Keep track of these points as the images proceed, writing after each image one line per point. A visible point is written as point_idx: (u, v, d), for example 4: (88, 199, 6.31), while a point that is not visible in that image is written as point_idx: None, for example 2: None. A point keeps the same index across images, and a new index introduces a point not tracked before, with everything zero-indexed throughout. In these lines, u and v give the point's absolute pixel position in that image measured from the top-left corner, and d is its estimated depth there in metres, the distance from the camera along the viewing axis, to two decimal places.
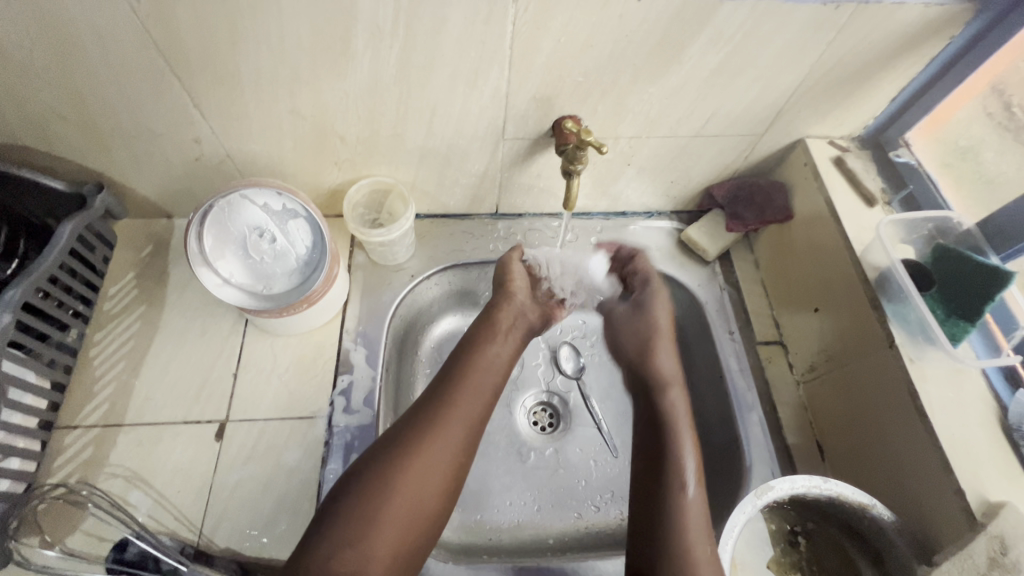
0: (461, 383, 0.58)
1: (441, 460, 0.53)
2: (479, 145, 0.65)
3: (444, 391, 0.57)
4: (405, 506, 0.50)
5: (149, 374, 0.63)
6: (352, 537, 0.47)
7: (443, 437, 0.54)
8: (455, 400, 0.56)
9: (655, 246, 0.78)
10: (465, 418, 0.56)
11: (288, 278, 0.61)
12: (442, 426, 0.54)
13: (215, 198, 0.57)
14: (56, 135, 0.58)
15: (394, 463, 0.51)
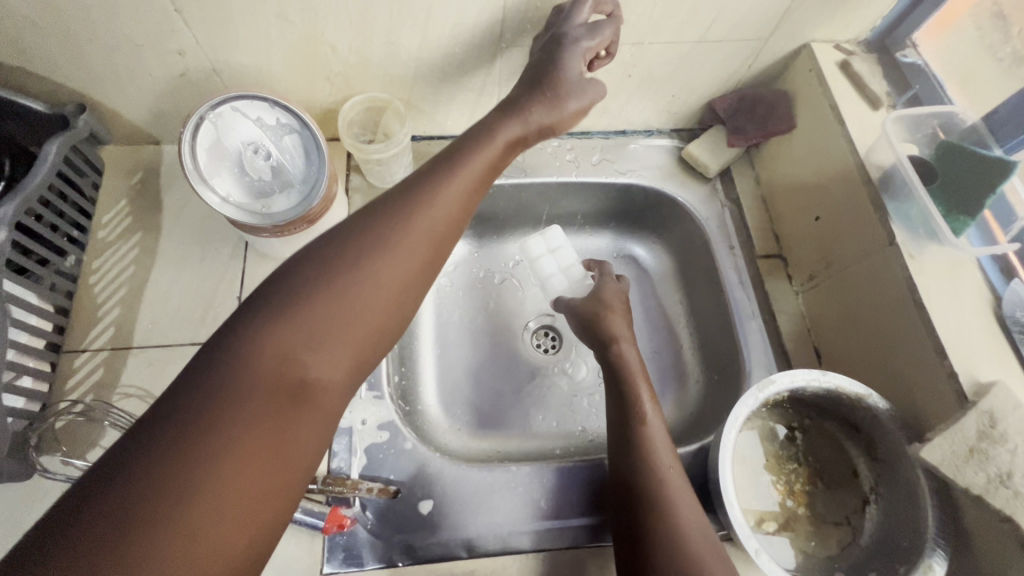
0: (423, 206, 0.46)
1: (384, 286, 0.43)
2: (477, 54, 0.62)
3: (396, 214, 0.45)
4: (338, 339, 0.41)
5: (152, 298, 0.63)
6: (271, 366, 0.38)
7: (389, 264, 0.43)
8: (415, 218, 0.45)
9: (655, 165, 0.77)
10: (418, 244, 0.45)
11: (287, 196, 0.60)
12: (390, 248, 0.43)
13: (205, 107, 0.55)
14: (31, 48, 0.55)
15: (329, 287, 0.41)
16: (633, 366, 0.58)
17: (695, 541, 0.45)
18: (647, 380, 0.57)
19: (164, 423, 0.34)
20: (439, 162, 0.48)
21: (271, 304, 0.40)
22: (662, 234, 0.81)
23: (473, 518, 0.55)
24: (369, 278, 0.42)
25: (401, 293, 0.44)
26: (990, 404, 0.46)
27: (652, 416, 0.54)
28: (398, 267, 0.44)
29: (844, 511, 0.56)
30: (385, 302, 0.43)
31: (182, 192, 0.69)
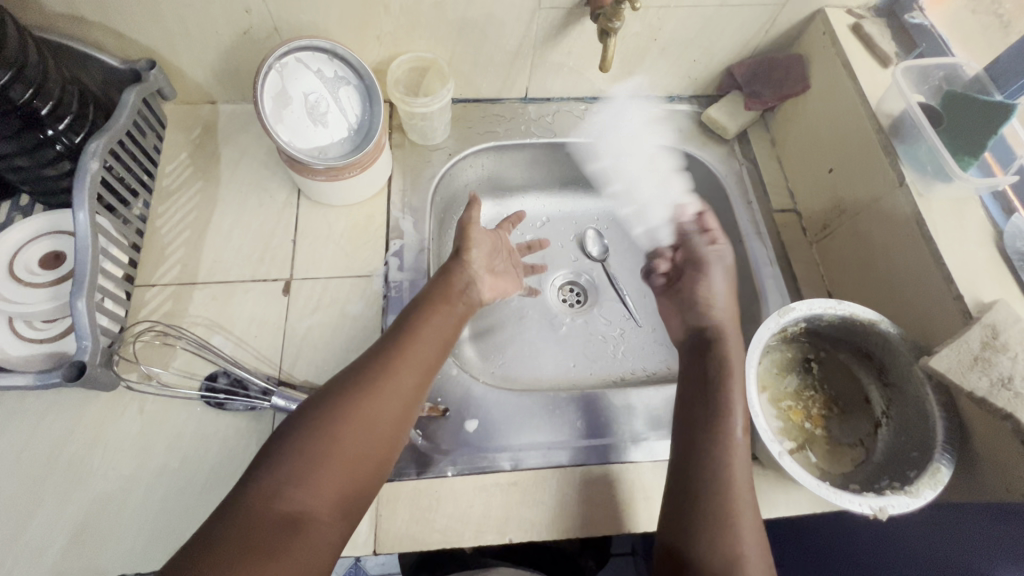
0: (419, 331, 0.55)
1: (394, 393, 0.51)
2: (517, 15, 0.67)
3: (402, 341, 0.54)
4: (364, 439, 0.48)
5: (214, 239, 0.68)
6: (301, 480, 0.44)
7: (401, 373, 0.52)
8: (416, 342, 0.55)
9: (676, 128, 0.82)
10: (420, 367, 0.53)
11: (341, 144, 0.65)
12: (398, 364, 0.52)
13: (273, 57, 0.59)
14: (112, 4, 0.61)
15: (352, 393, 0.49)
16: (732, 376, 0.58)
17: (757, 562, 0.47)
18: (744, 393, 0.57)
19: (194, 546, 0.40)
20: (415, 307, 0.58)
21: (303, 415, 0.48)
22: (683, 195, 0.86)
23: (511, 435, 0.60)
24: (380, 382, 0.51)
25: (411, 392, 0.52)
26: (992, 318, 0.51)
27: (741, 435, 0.53)
28: (406, 378, 0.52)
29: (857, 433, 0.61)
30: (398, 401, 0.51)
31: (239, 146, 0.74)
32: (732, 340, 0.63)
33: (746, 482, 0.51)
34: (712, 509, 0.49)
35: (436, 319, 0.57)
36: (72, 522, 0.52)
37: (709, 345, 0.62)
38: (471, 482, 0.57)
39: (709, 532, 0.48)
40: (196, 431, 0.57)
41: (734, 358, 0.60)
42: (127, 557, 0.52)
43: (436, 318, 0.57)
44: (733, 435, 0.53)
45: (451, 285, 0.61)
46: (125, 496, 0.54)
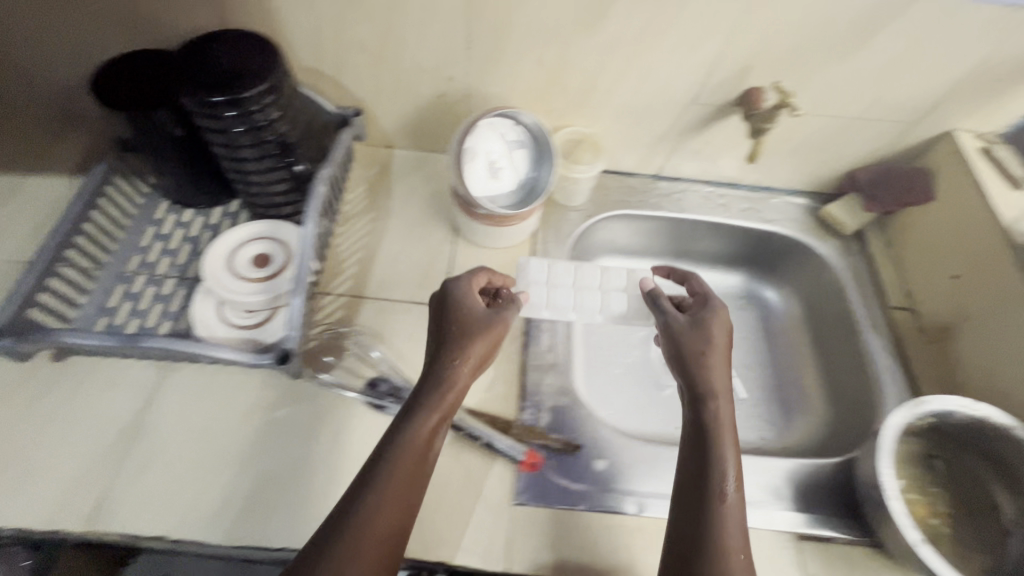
0: (405, 457, 0.50)
1: (379, 527, 0.47)
2: (673, 107, 0.77)
3: (381, 467, 0.50)
4: (393, 509, 0.48)
5: (382, 263, 0.77)
6: None
7: (388, 507, 0.48)
8: (402, 464, 0.50)
9: (794, 219, 0.89)
10: (405, 492, 0.49)
11: (510, 195, 0.75)
12: (386, 501, 0.48)
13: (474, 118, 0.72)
14: (349, 63, 0.75)
15: (378, 469, 0.49)
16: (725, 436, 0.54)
17: None
18: (734, 440, 0.55)
19: None
20: (438, 357, 0.57)
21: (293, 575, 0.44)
22: (794, 282, 0.92)
23: (637, 480, 0.64)
24: (368, 523, 0.47)
25: (396, 520, 0.48)
26: None
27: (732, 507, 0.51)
28: (392, 510, 0.48)
29: (986, 540, 0.61)
30: (390, 532, 0.48)
31: (409, 186, 0.85)
32: (721, 390, 0.57)
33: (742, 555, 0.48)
34: None
35: (418, 433, 0.52)
36: (247, 491, 0.59)
37: (694, 401, 0.57)
38: (600, 519, 0.61)
39: None
40: (357, 428, 0.63)
41: (723, 403, 0.57)
42: (290, 534, 0.57)
43: (414, 431, 0.52)
44: (727, 496, 0.51)
45: (471, 315, 0.60)
46: (292, 475, 0.60)
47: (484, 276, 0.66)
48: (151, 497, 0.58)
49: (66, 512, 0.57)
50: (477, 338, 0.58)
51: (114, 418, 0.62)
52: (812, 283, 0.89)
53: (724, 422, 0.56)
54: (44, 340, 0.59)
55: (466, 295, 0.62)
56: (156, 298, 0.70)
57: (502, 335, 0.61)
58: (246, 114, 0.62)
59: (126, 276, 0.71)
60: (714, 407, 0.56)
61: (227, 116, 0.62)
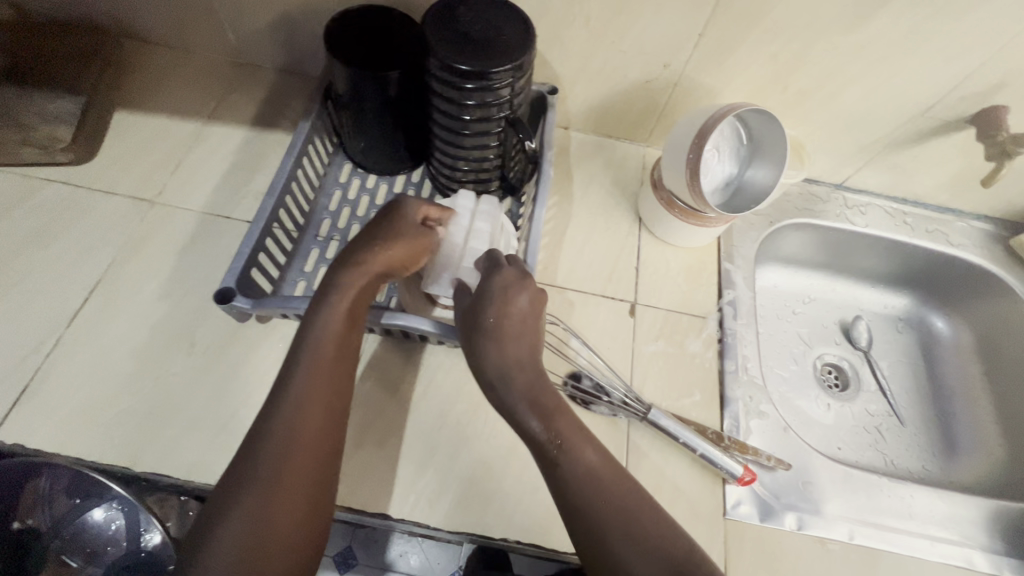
0: (316, 357, 0.50)
1: (303, 433, 0.47)
2: (896, 117, 0.73)
3: (302, 358, 0.50)
4: (289, 443, 0.46)
5: (569, 250, 0.75)
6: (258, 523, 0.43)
7: (307, 411, 0.48)
8: (319, 363, 0.50)
9: (983, 246, 0.85)
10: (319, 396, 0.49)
11: (714, 194, 0.72)
12: (304, 402, 0.48)
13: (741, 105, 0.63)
14: (565, 37, 0.71)
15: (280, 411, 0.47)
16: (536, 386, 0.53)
17: None
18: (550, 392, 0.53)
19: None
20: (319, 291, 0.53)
21: (241, 459, 0.46)
22: (968, 311, 0.88)
23: (844, 507, 0.62)
24: (294, 426, 0.47)
25: (317, 440, 0.47)
26: None
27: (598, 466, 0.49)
28: (312, 412, 0.48)
29: None
30: (318, 443, 0.47)
31: (588, 171, 0.82)
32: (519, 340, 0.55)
33: (643, 513, 0.47)
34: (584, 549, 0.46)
35: (331, 326, 0.51)
36: (462, 477, 0.59)
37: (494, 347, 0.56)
38: (812, 544, 0.59)
39: None
40: None
41: (492, 351, 0.54)
42: (509, 523, 0.57)
43: (328, 321, 0.51)
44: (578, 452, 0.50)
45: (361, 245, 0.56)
46: (504, 465, 0.60)
47: (436, 210, 0.62)
48: (370, 472, 0.58)
49: None
50: (397, 238, 0.56)
51: None
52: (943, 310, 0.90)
53: (517, 367, 0.54)
54: (273, 307, 0.58)
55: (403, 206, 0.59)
56: None
57: (405, 259, 0.57)
58: (483, 91, 0.59)
59: (321, 240, 0.70)
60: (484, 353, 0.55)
61: (465, 89, 0.58)
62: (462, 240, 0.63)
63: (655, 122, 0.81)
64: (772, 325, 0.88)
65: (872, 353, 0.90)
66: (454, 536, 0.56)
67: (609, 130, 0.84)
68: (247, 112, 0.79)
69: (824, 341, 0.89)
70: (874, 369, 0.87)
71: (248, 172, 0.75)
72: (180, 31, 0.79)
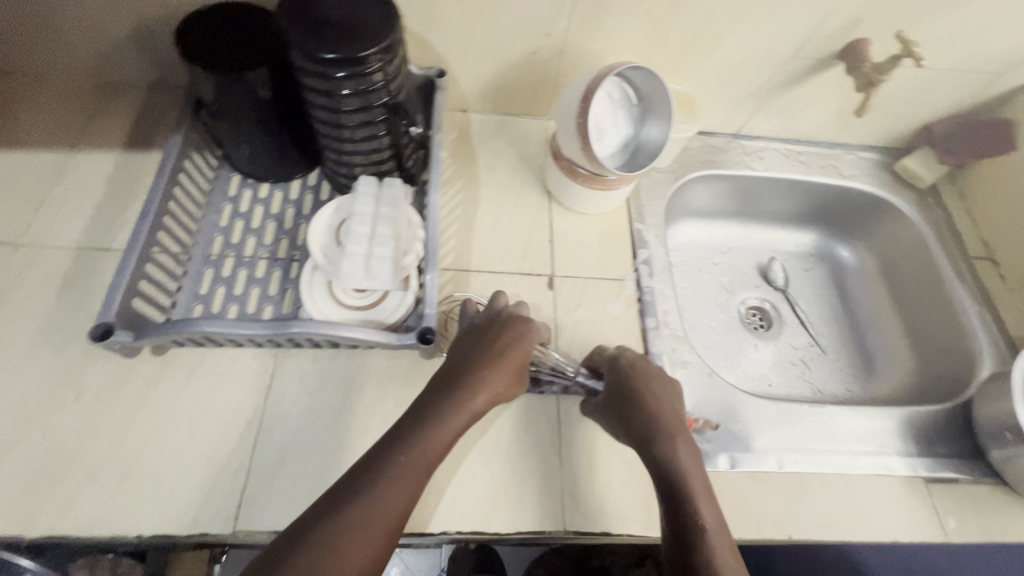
0: (412, 467, 0.48)
1: (383, 524, 0.45)
2: (773, 61, 0.75)
3: (396, 465, 0.48)
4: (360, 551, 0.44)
5: (481, 233, 0.74)
6: None
7: (391, 500, 0.46)
8: (407, 477, 0.47)
9: (872, 174, 0.90)
10: (406, 487, 0.47)
11: (612, 158, 0.73)
12: (389, 506, 0.46)
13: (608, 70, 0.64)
14: (443, 17, 0.69)
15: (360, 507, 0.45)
16: (697, 485, 0.53)
17: None
18: (708, 495, 0.53)
19: None
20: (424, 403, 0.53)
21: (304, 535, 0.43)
22: (868, 238, 0.94)
23: (771, 439, 0.65)
24: (370, 529, 0.44)
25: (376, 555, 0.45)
26: None
27: (715, 532, 0.50)
28: (396, 506, 0.46)
29: None
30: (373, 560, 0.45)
31: (492, 152, 0.81)
32: (680, 434, 0.57)
33: None
34: None
35: (432, 446, 0.50)
36: None
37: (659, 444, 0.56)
38: (746, 479, 0.61)
39: None
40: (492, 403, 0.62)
41: (683, 449, 0.56)
42: (447, 514, 0.56)
43: (428, 441, 0.50)
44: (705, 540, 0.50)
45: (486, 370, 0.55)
46: None
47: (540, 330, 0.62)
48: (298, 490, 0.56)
49: (207, 513, 0.53)
50: (512, 364, 0.57)
51: (236, 411, 0.58)
52: (847, 240, 0.95)
53: (683, 461, 0.55)
54: (160, 335, 0.54)
55: (516, 308, 0.63)
56: (251, 281, 0.65)
57: (526, 363, 0.59)
58: (357, 78, 0.56)
59: (214, 260, 0.66)
60: (671, 451, 0.55)
61: (336, 78, 0.56)
62: (365, 248, 0.61)
63: (550, 94, 0.80)
64: (692, 277, 0.91)
65: (789, 290, 0.94)
66: (415, 538, 0.56)
67: (507, 107, 0.83)
68: (118, 136, 0.73)
69: (745, 286, 0.93)
70: (793, 306, 0.91)
71: (126, 198, 0.69)
72: (27, 57, 0.72)
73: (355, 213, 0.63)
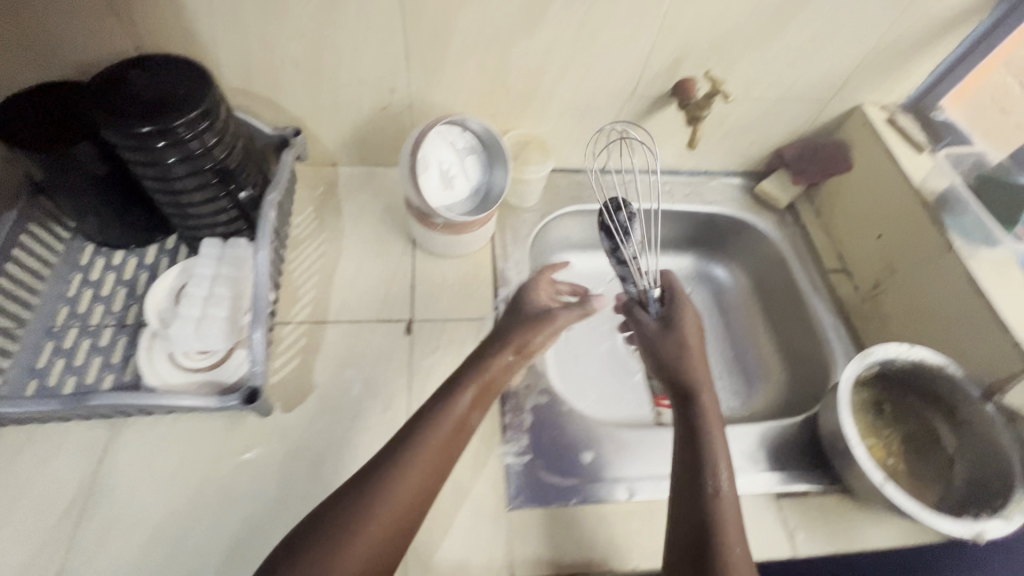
0: (439, 417, 0.55)
1: (408, 488, 0.50)
2: (612, 102, 0.80)
3: (434, 415, 0.55)
4: (409, 491, 0.50)
5: (341, 283, 0.75)
6: (346, 543, 0.46)
7: (425, 450, 0.52)
8: (441, 425, 0.54)
9: (734, 198, 0.95)
10: (436, 442, 0.53)
11: (464, 203, 0.75)
12: (424, 450, 0.52)
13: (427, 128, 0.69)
14: (284, 81, 0.72)
15: (404, 453, 0.51)
16: (714, 429, 0.58)
17: None
18: (723, 435, 0.58)
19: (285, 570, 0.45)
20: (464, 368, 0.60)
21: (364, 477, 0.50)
22: (740, 258, 0.97)
23: (624, 467, 0.66)
24: (411, 467, 0.51)
25: (418, 488, 0.51)
26: None
27: (728, 496, 0.53)
28: (429, 455, 0.52)
29: (935, 470, 0.67)
30: (412, 500, 0.50)
31: (358, 203, 0.83)
32: (705, 386, 0.61)
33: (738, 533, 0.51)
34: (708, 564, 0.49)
35: (457, 409, 0.56)
36: (230, 542, 0.56)
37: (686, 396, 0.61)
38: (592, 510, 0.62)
39: None
40: (340, 455, 0.62)
41: (705, 395, 0.60)
42: None
43: (455, 403, 0.56)
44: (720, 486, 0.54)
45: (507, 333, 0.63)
46: (277, 518, 0.58)
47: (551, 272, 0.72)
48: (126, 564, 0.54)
49: None
50: (531, 330, 0.64)
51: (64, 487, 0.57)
52: (722, 261, 0.99)
53: (709, 416, 0.59)
54: None
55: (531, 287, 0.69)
56: (93, 349, 0.65)
57: (554, 335, 0.65)
58: (175, 145, 0.58)
59: (55, 332, 0.65)
60: (702, 402, 0.60)
61: (156, 148, 0.57)
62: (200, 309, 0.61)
63: None
64: None
65: None
66: None
67: (373, 159, 0.86)
68: None
69: None
70: None
71: None
72: None
73: (195, 275, 0.64)
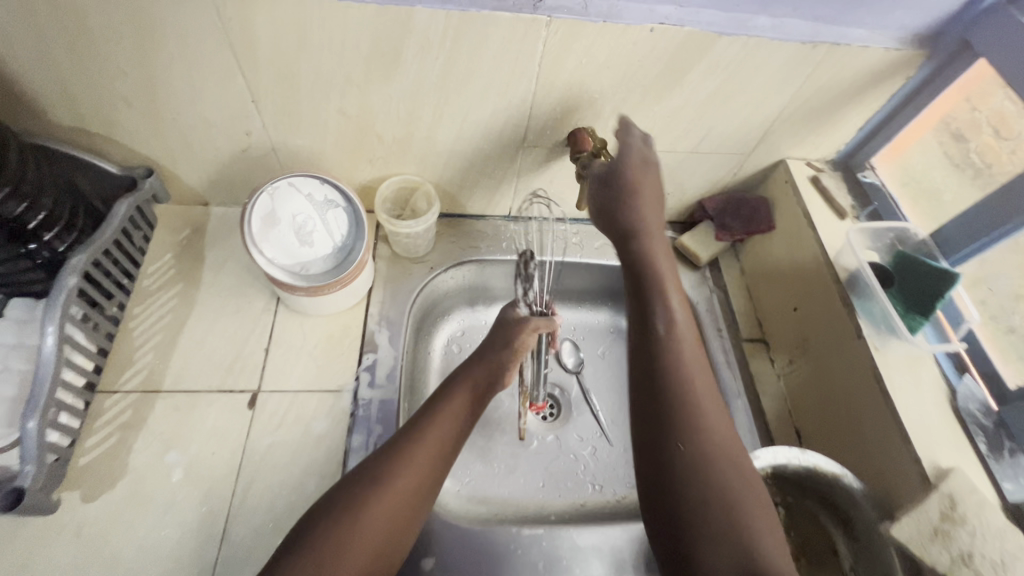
0: (443, 407, 0.57)
1: (422, 468, 0.52)
2: (502, 150, 0.72)
3: (433, 406, 0.57)
4: (409, 484, 0.51)
5: (185, 346, 0.67)
6: (352, 528, 0.47)
7: (431, 437, 0.54)
8: (441, 418, 0.56)
9: None
10: (440, 433, 0.55)
11: (324, 260, 0.67)
12: (423, 438, 0.54)
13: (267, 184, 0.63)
14: (120, 121, 0.64)
15: (402, 443, 0.53)
16: (689, 358, 0.52)
17: (773, 558, 0.42)
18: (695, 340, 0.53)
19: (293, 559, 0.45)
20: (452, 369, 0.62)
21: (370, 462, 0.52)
22: None
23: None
24: (414, 454, 0.52)
25: (423, 474, 0.52)
26: (949, 488, 0.53)
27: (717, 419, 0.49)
28: (433, 445, 0.54)
29: None
30: (420, 484, 0.52)
31: (224, 250, 0.75)
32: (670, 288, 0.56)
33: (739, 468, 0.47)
34: (713, 508, 0.44)
35: (462, 396, 0.59)
36: None
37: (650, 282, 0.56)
38: None
39: (719, 537, 0.43)
40: (139, 555, 0.55)
41: (676, 315, 0.54)
42: None
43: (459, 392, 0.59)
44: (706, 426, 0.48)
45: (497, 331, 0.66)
46: None
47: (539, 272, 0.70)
48: None
49: None
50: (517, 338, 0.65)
51: None
52: None
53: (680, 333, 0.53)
54: None
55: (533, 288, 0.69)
56: None
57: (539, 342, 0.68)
58: None
59: None
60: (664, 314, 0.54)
61: None
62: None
63: None
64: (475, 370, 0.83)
65: (583, 373, 0.87)
66: None
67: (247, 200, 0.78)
68: None
69: None
70: (584, 392, 0.85)
71: None
72: None
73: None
